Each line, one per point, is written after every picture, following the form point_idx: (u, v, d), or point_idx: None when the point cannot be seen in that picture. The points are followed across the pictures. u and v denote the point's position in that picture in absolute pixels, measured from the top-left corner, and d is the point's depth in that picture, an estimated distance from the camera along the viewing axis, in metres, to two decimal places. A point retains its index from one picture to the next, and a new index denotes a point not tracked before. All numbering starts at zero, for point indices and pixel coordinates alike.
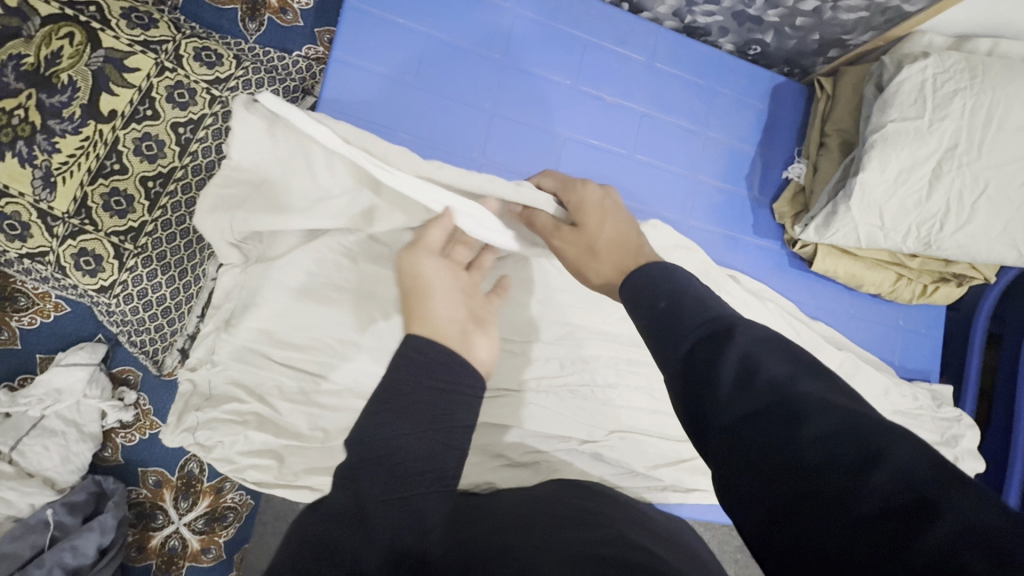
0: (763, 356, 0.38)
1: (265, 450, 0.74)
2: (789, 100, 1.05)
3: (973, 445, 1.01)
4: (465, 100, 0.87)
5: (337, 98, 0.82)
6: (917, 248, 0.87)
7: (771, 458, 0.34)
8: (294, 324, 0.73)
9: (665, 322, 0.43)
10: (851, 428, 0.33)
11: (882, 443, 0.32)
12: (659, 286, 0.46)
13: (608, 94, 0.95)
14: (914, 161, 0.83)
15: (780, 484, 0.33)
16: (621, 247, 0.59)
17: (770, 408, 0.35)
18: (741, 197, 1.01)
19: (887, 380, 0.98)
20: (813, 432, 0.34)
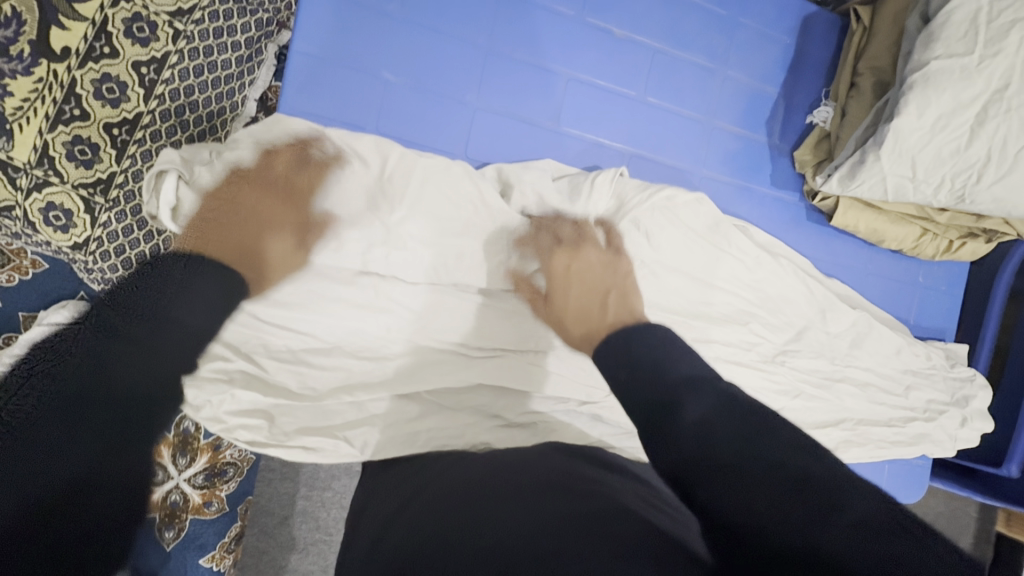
0: (721, 418, 0.43)
1: (255, 410, 0.71)
2: (819, 33, 0.94)
3: (983, 406, 0.98)
4: (458, 34, 0.78)
5: (315, 32, 0.73)
6: (948, 203, 0.80)
7: (742, 516, 0.37)
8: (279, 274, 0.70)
9: (629, 382, 0.52)
10: (810, 487, 0.37)
11: (837, 497, 0.37)
12: (634, 347, 0.56)
13: (617, 27, 0.85)
14: (957, 104, 0.74)
15: (758, 538, 0.35)
16: (587, 320, 0.66)
17: (735, 467, 0.39)
18: (759, 145, 0.93)
19: (901, 340, 0.94)
20: (770, 491, 0.37)
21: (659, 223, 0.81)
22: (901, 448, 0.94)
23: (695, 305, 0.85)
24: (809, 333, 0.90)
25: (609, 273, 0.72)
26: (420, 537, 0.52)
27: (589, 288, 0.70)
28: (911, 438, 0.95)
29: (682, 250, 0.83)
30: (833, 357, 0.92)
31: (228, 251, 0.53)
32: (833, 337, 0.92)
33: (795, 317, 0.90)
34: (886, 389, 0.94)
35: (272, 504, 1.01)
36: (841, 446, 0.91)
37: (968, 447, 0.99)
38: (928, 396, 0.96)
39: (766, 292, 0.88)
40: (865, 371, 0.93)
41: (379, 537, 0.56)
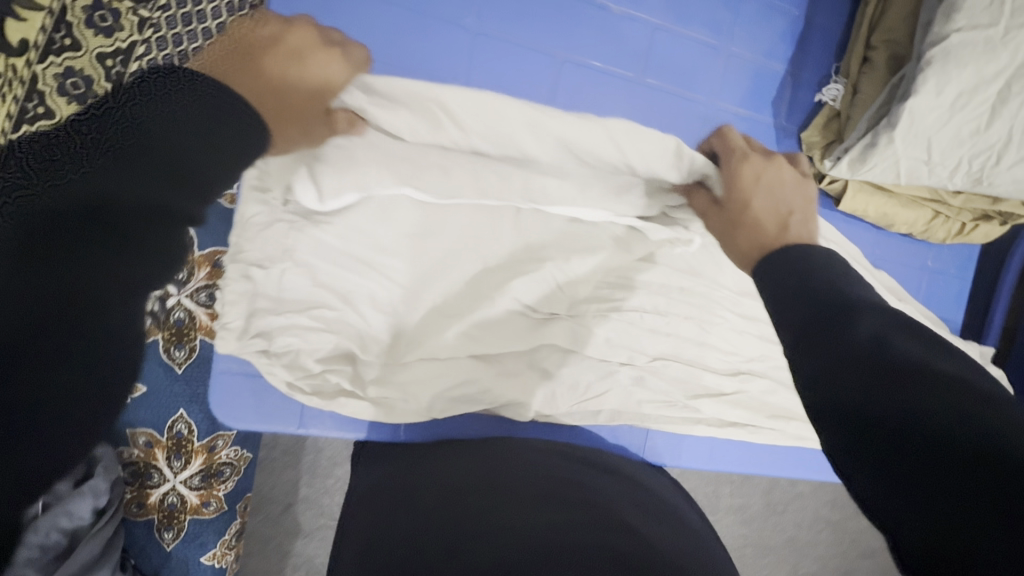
0: (895, 334, 0.44)
1: (340, 358, 0.74)
2: (829, 4, 0.88)
3: None
4: (443, 15, 0.73)
5: (289, 17, 0.69)
6: (965, 185, 0.75)
7: (893, 421, 0.39)
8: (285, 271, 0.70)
9: (793, 288, 0.51)
10: (987, 406, 0.38)
11: (1017, 419, 0.37)
12: (802, 262, 0.52)
13: (614, 3, 0.80)
14: (978, 80, 0.69)
15: (919, 443, 0.38)
16: (760, 230, 0.68)
17: (907, 377, 0.40)
18: (765, 126, 0.88)
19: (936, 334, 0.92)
20: (937, 403, 0.38)
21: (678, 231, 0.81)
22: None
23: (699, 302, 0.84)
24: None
25: (789, 185, 0.74)
26: (421, 535, 0.56)
27: (775, 197, 0.72)
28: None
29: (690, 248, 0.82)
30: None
31: (260, 89, 0.55)
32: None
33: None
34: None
35: (274, 494, 1.02)
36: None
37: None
38: None
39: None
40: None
41: (375, 537, 0.59)
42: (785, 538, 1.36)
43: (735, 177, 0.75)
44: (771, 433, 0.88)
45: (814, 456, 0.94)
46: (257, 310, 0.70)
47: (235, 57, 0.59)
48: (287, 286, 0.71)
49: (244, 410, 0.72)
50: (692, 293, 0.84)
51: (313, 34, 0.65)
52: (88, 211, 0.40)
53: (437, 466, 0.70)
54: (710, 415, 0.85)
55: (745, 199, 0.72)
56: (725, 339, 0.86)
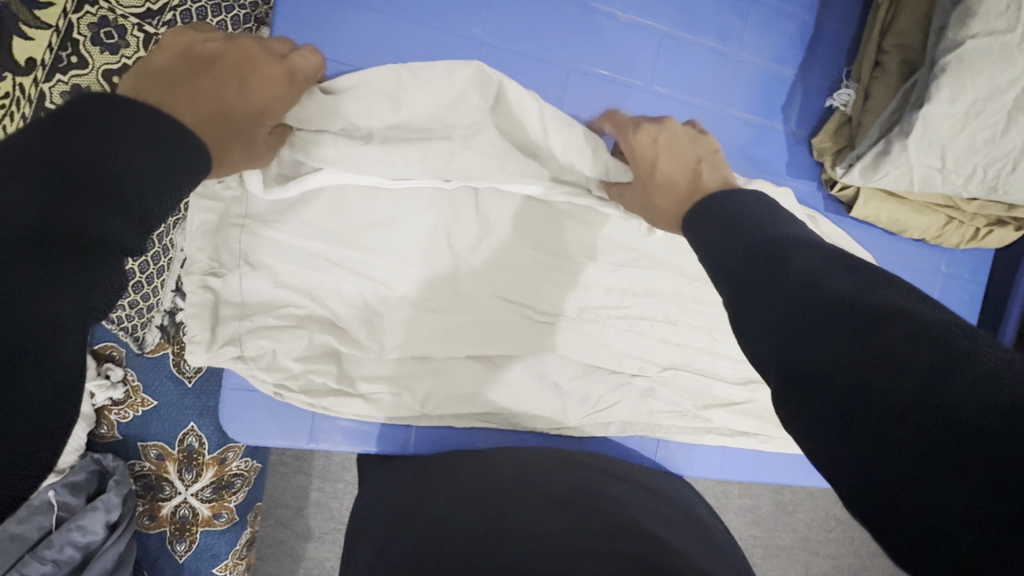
0: (827, 272, 0.40)
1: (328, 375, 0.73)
2: (840, 8, 0.87)
3: None
4: (449, 26, 0.73)
5: (294, 31, 0.68)
6: (980, 193, 0.74)
7: (835, 369, 0.36)
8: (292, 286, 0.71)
9: (727, 239, 0.50)
10: (928, 336, 0.34)
11: (959, 345, 0.33)
12: (739, 215, 0.51)
13: (622, 11, 0.79)
14: (993, 87, 0.68)
15: (858, 397, 0.34)
16: (674, 191, 0.65)
17: (837, 316, 0.37)
18: (775, 133, 0.87)
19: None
20: (877, 344, 0.35)
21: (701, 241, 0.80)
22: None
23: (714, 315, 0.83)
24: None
25: (683, 138, 0.70)
26: (440, 535, 0.57)
27: (678, 156, 0.68)
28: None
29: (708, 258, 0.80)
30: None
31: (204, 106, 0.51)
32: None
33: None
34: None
35: (285, 500, 0.94)
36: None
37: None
38: None
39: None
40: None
41: (393, 541, 0.58)
42: (797, 537, 1.35)
43: (633, 147, 0.70)
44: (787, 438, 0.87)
45: None
46: (254, 328, 0.69)
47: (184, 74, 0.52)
48: (278, 302, 0.71)
49: (260, 425, 0.72)
50: (703, 303, 0.83)
51: (255, 42, 0.59)
52: (82, 247, 0.35)
53: (450, 471, 0.70)
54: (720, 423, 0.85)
55: (649, 163, 0.68)
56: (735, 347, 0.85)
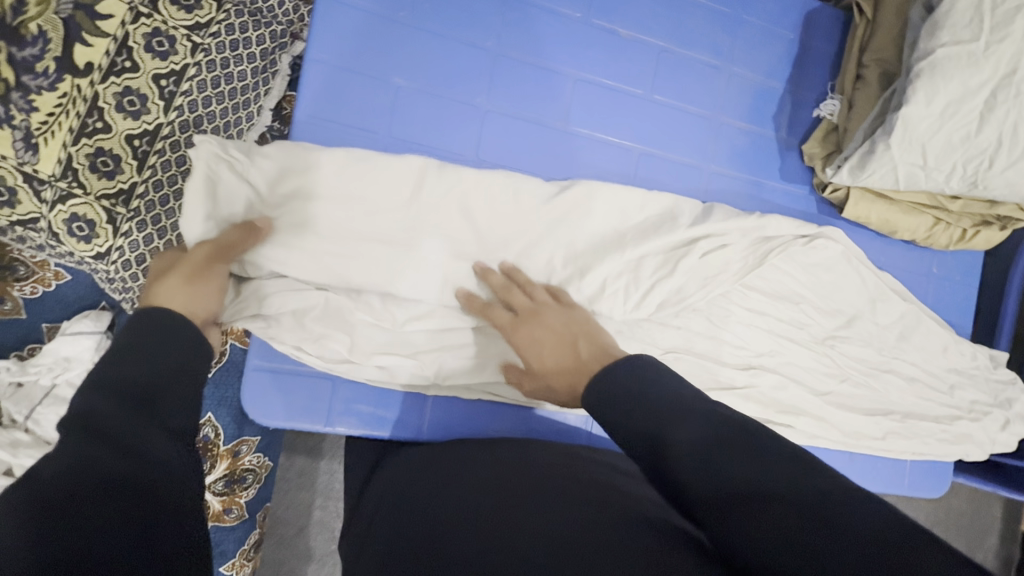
0: (712, 441, 0.45)
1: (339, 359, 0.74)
2: (824, 29, 0.95)
3: (1023, 410, 0.99)
4: (466, 39, 0.80)
5: (329, 39, 0.75)
6: (961, 188, 0.79)
7: (747, 538, 0.39)
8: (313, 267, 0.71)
9: (623, 416, 0.51)
10: (812, 504, 0.39)
11: (836, 512, 0.38)
12: (622, 384, 0.53)
13: (622, 28, 0.86)
14: (965, 90, 0.74)
15: (769, 555, 0.38)
16: (567, 374, 0.64)
17: (745, 494, 0.41)
18: (767, 140, 0.93)
19: (947, 336, 0.96)
20: (771, 518, 0.39)
21: (705, 241, 0.83)
22: (944, 446, 0.94)
23: (719, 309, 0.85)
24: (860, 321, 0.92)
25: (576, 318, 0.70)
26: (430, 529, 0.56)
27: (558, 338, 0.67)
28: (953, 437, 0.95)
29: (713, 256, 0.83)
30: (880, 348, 0.93)
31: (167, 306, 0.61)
32: (882, 328, 0.93)
33: (845, 305, 0.91)
34: (932, 386, 0.95)
35: (290, 515, 1.00)
36: (886, 436, 0.91)
37: (1003, 450, 0.98)
38: (971, 396, 0.97)
39: (822, 278, 0.90)
40: (911, 365, 0.94)
41: (388, 554, 0.56)
42: None
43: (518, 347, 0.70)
44: (802, 423, 0.86)
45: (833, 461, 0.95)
46: (276, 299, 0.71)
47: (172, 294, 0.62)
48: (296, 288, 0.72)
49: (278, 408, 0.74)
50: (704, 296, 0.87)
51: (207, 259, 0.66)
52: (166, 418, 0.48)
53: (451, 458, 0.71)
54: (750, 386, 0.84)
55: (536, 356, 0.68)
56: (735, 333, 0.86)
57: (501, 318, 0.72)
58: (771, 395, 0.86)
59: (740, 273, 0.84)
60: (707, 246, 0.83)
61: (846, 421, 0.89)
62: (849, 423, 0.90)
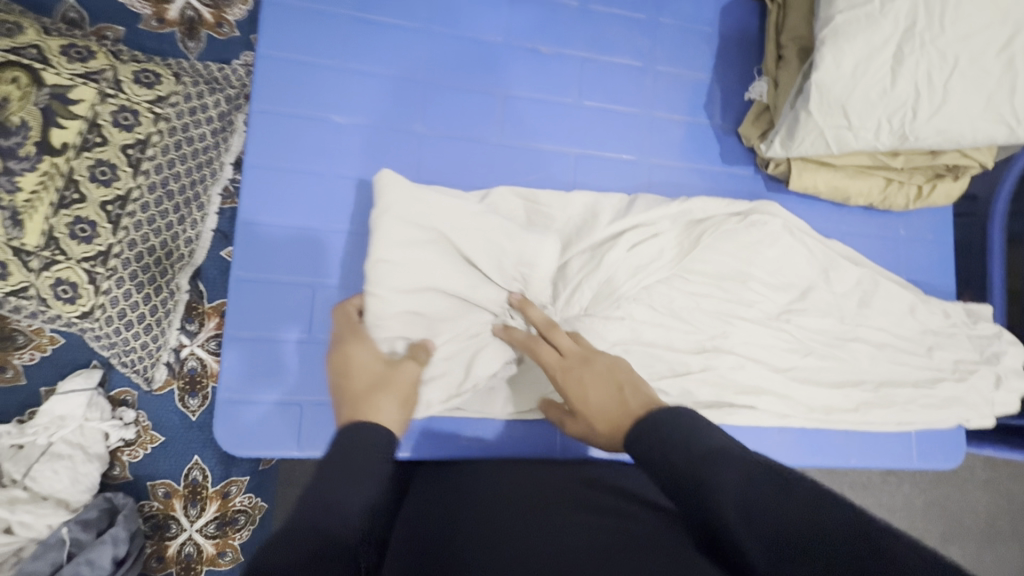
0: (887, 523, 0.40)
1: (307, 383, 0.79)
2: (743, 19, 0.99)
3: (1016, 363, 0.94)
4: (396, 74, 0.86)
5: (271, 90, 0.81)
6: (893, 143, 0.80)
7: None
8: (273, 302, 0.79)
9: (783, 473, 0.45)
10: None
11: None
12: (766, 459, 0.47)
13: (543, 45, 0.91)
14: (871, 49, 0.75)
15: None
16: (608, 416, 0.62)
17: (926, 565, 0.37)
18: (702, 127, 0.96)
19: (912, 297, 0.95)
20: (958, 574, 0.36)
21: (634, 232, 0.86)
22: (934, 412, 0.93)
23: (661, 295, 0.88)
24: (815, 292, 0.95)
25: (623, 366, 0.68)
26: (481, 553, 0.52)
27: (603, 383, 0.65)
28: (942, 402, 0.93)
29: (644, 246, 0.85)
30: (841, 317, 0.95)
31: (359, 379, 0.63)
32: (840, 297, 0.95)
33: (796, 278, 0.95)
34: (907, 349, 0.95)
35: None
36: (860, 408, 0.92)
37: (1005, 408, 0.94)
38: (955, 356, 0.95)
39: (766, 254, 0.93)
40: (878, 331, 0.95)
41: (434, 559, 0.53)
42: None
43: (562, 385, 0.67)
44: (763, 402, 0.88)
45: (821, 438, 0.93)
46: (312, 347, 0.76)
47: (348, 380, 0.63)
48: (263, 316, 0.79)
49: (252, 437, 0.77)
50: (657, 287, 0.88)
51: (342, 330, 0.70)
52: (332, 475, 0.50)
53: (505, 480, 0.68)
54: (705, 368, 0.87)
55: (579, 397, 0.66)
56: (685, 318, 0.89)
57: (546, 354, 0.70)
58: (728, 377, 0.88)
59: (677, 257, 0.88)
60: (636, 238, 0.86)
61: (812, 395, 0.91)
62: (817, 399, 0.92)
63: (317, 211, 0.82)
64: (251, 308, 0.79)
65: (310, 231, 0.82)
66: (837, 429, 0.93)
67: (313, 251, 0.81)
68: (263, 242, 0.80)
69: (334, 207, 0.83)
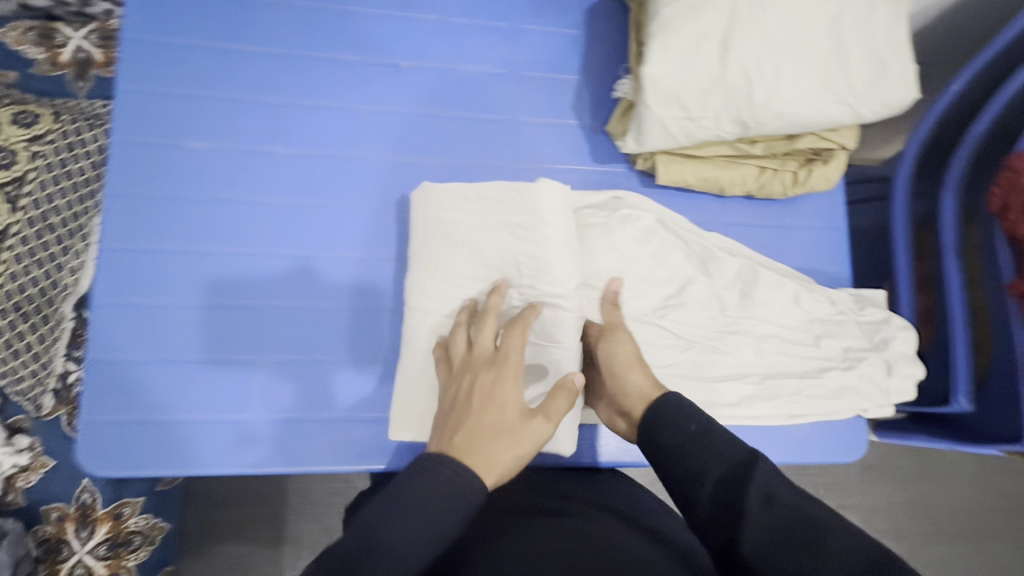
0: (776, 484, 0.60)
1: (173, 401, 0.83)
2: (609, 20, 1.00)
3: (907, 348, 0.92)
4: (255, 97, 0.89)
5: (130, 122, 0.85)
6: (738, 131, 0.78)
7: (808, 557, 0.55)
8: (136, 325, 0.83)
9: (702, 446, 0.64)
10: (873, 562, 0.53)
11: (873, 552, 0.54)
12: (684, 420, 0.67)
13: (403, 60, 0.94)
14: (696, 39, 0.75)
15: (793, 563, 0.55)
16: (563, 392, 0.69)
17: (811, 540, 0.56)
18: (571, 128, 0.97)
19: (794, 285, 0.94)
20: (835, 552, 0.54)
21: None
22: (823, 402, 0.91)
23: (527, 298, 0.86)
24: (695, 286, 0.93)
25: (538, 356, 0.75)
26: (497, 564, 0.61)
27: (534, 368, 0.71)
28: (830, 392, 0.91)
29: None
30: (723, 310, 0.93)
31: (490, 431, 0.64)
32: (721, 290, 0.94)
33: (675, 273, 0.93)
34: (793, 339, 0.93)
35: None
36: (744, 402, 0.90)
37: (900, 395, 0.91)
38: (844, 344, 0.92)
39: (641, 250, 0.92)
40: (761, 322, 0.93)
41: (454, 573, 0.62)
42: None
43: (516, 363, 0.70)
44: None
45: None
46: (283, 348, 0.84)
47: (456, 430, 0.64)
48: (126, 337, 0.82)
49: (114, 454, 0.80)
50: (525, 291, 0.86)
51: (463, 353, 0.74)
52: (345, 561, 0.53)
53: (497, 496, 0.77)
54: None
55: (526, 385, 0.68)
56: None
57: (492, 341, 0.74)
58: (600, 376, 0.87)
59: None
60: None
61: (692, 391, 0.89)
62: (698, 394, 0.89)
63: (179, 235, 0.85)
64: (115, 330, 0.82)
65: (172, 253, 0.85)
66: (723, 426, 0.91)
67: (176, 273, 0.85)
68: (126, 268, 0.83)
69: (196, 229, 0.86)
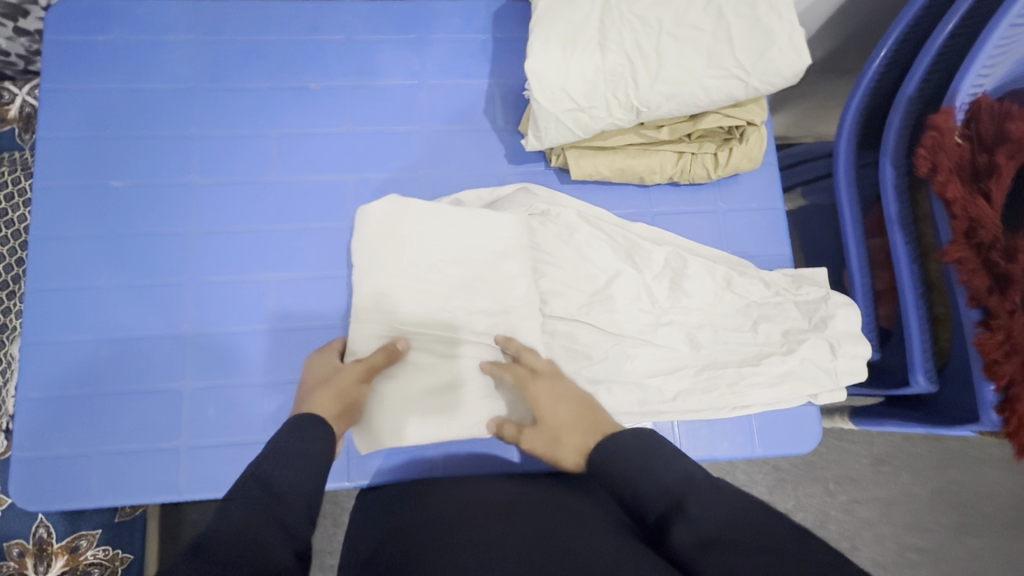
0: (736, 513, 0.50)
1: (101, 432, 0.84)
2: (517, 21, 1.00)
3: (850, 326, 0.87)
4: (170, 132, 0.92)
5: (52, 168, 0.89)
6: (632, 115, 0.75)
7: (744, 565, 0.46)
8: (64, 361, 0.85)
9: (651, 468, 0.57)
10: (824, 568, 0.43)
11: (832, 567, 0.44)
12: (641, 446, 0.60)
13: (313, 82, 0.95)
14: (575, 27, 0.74)
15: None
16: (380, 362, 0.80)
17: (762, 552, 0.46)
18: (484, 131, 0.96)
19: (724, 270, 0.90)
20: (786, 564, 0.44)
21: None
22: (766, 391, 0.85)
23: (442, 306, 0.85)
24: (622, 279, 0.89)
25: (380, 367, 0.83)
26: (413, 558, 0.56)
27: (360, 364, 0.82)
28: (773, 379, 0.85)
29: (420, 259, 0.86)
30: (653, 302, 0.89)
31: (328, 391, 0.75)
32: (650, 281, 0.90)
33: (599, 268, 0.90)
34: (728, 327, 0.88)
35: None
36: (678, 397, 0.85)
37: (849, 377, 0.85)
38: (782, 327, 0.88)
39: (558, 246, 0.90)
40: (693, 311, 0.89)
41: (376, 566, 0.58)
42: None
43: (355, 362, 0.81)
44: None
45: None
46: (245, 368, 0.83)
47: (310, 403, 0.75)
48: (56, 373, 0.85)
49: (44, 490, 0.81)
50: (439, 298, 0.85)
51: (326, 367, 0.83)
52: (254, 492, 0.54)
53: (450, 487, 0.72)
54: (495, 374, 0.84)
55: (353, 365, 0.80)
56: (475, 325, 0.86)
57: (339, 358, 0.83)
58: None
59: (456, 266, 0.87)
60: None
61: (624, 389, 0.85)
62: (630, 393, 0.86)
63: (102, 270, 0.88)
64: (43, 368, 0.85)
65: (97, 288, 0.87)
66: (662, 423, 0.87)
67: (100, 309, 0.87)
68: (52, 307, 0.86)
69: (120, 263, 0.88)
